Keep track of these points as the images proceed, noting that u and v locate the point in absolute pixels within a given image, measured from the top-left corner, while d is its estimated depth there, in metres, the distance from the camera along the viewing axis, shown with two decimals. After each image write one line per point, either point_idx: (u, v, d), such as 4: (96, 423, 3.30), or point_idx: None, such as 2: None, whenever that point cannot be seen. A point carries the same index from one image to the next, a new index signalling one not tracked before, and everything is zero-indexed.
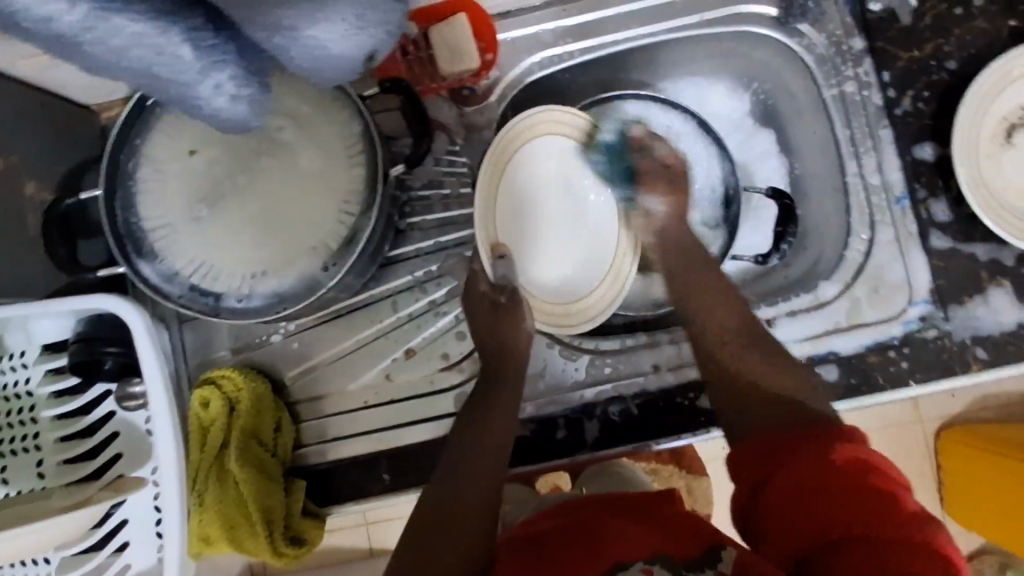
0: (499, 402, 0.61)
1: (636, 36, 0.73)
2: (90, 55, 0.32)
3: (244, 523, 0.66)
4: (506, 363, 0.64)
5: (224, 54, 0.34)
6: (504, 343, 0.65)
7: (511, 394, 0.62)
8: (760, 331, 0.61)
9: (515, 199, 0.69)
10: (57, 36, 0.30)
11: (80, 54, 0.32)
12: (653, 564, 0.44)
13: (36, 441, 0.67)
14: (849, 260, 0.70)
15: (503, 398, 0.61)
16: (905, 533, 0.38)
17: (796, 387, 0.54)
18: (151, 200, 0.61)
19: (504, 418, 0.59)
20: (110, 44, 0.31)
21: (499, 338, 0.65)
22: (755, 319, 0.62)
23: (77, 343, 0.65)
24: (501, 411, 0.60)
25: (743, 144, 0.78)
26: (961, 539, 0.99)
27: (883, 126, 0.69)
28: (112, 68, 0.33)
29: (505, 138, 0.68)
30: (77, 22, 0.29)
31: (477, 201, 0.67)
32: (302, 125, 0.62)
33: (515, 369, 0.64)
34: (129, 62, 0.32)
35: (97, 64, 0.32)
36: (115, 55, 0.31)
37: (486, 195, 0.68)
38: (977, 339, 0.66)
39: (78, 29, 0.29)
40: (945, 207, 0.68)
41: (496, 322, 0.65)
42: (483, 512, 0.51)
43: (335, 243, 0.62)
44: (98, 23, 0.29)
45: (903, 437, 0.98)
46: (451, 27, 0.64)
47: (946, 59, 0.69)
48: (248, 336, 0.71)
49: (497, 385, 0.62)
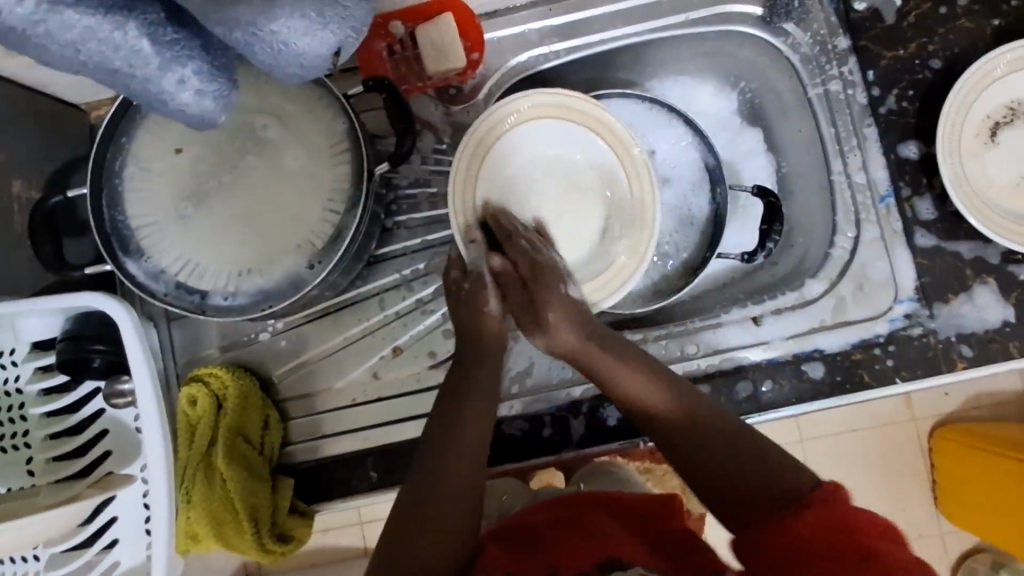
0: (477, 395, 0.59)
1: (622, 35, 0.73)
2: (51, 51, 0.33)
3: (231, 521, 0.66)
4: (479, 349, 0.62)
5: (184, 48, 0.35)
6: (476, 327, 0.62)
7: (487, 380, 0.60)
8: (674, 394, 0.57)
9: (501, 184, 0.65)
10: (12, 30, 0.31)
11: (39, 49, 0.32)
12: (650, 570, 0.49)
13: (26, 438, 0.67)
14: (835, 258, 0.70)
15: (479, 388, 0.60)
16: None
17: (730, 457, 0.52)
18: (136, 198, 0.62)
19: (481, 407, 0.58)
20: (64, 39, 0.32)
21: (468, 323, 0.62)
22: (667, 374, 0.59)
23: (64, 341, 0.66)
24: (478, 401, 0.58)
25: (730, 143, 0.79)
26: (954, 538, 0.99)
27: (868, 124, 0.70)
28: (74, 65, 0.34)
29: (489, 118, 0.64)
30: (29, 15, 0.30)
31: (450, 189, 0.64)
32: (287, 125, 0.63)
33: (491, 349, 0.62)
34: (88, 58, 0.33)
35: (59, 62, 0.33)
36: (72, 50, 0.32)
37: (465, 182, 0.64)
38: (962, 337, 0.66)
39: (31, 21, 0.30)
40: (929, 205, 0.68)
41: (465, 308, 0.63)
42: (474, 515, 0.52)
43: (321, 241, 0.62)
44: (49, 16, 0.31)
45: (895, 436, 0.98)
46: (435, 27, 0.65)
47: (930, 58, 0.69)
48: (236, 334, 0.72)
49: (476, 374, 0.60)
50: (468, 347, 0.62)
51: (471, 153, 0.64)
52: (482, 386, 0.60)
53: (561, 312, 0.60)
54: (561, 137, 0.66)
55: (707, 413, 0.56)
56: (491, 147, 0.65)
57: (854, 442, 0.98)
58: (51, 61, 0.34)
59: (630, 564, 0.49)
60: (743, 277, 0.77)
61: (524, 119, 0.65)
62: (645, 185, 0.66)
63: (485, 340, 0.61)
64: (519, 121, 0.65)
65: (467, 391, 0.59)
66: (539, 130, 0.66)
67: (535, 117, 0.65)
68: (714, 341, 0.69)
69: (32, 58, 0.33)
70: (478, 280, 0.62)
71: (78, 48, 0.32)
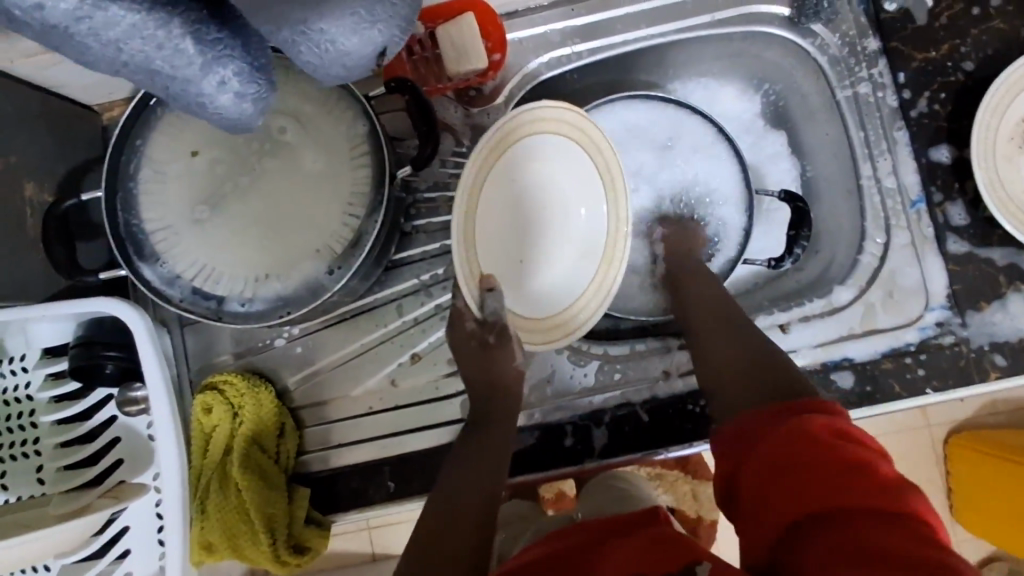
0: (495, 441, 0.59)
1: (645, 36, 0.71)
2: (89, 49, 0.30)
3: (247, 534, 0.64)
4: (497, 393, 0.63)
5: (226, 47, 0.32)
6: (493, 376, 0.63)
7: (508, 405, 0.63)
8: (736, 316, 0.63)
9: (496, 219, 0.64)
10: (50, 27, 0.29)
11: (77, 48, 0.30)
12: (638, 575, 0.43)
13: (36, 446, 0.66)
14: (864, 264, 0.69)
15: (501, 419, 0.61)
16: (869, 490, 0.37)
17: (765, 364, 0.55)
18: (151, 202, 0.60)
19: (503, 427, 0.60)
20: (107, 37, 0.29)
21: (488, 370, 0.64)
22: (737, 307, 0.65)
23: (77, 346, 0.64)
24: (500, 421, 0.61)
25: (754, 146, 0.79)
26: (970, 546, 0.98)
27: (899, 127, 0.68)
28: (112, 67, 0.31)
29: (482, 157, 0.62)
30: (72, 11, 0.28)
31: (456, 243, 0.61)
32: (305, 125, 0.62)
33: (508, 391, 0.63)
34: (128, 60, 0.31)
35: (98, 61, 0.31)
36: (114, 49, 0.30)
37: (466, 233, 0.61)
38: (994, 345, 0.64)
39: (74, 18, 0.28)
40: (961, 210, 0.66)
41: (484, 362, 0.64)
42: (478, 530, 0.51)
43: (339, 246, 0.60)
44: (94, 12, 0.28)
45: (913, 441, 0.98)
46: (457, 26, 0.63)
47: (962, 61, 0.67)
48: (250, 340, 0.70)
49: (491, 420, 0.61)
50: (492, 384, 0.63)
51: (469, 196, 0.61)
52: (503, 425, 0.61)
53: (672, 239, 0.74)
54: (538, 158, 0.65)
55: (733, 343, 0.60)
56: (480, 191, 0.62)
57: None
58: (81, 63, 0.31)
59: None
60: (767, 282, 0.77)
61: (495, 154, 0.63)
62: (618, 179, 0.65)
63: (501, 383, 0.63)
64: (492, 162, 0.63)
65: (485, 438, 0.59)
66: (512, 163, 0.64)
67: (505, 151, 0.63)
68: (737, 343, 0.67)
69: (74, 58, 0.30)
70: (504, 333, 0.63)
71: (121, 47, 0.30)
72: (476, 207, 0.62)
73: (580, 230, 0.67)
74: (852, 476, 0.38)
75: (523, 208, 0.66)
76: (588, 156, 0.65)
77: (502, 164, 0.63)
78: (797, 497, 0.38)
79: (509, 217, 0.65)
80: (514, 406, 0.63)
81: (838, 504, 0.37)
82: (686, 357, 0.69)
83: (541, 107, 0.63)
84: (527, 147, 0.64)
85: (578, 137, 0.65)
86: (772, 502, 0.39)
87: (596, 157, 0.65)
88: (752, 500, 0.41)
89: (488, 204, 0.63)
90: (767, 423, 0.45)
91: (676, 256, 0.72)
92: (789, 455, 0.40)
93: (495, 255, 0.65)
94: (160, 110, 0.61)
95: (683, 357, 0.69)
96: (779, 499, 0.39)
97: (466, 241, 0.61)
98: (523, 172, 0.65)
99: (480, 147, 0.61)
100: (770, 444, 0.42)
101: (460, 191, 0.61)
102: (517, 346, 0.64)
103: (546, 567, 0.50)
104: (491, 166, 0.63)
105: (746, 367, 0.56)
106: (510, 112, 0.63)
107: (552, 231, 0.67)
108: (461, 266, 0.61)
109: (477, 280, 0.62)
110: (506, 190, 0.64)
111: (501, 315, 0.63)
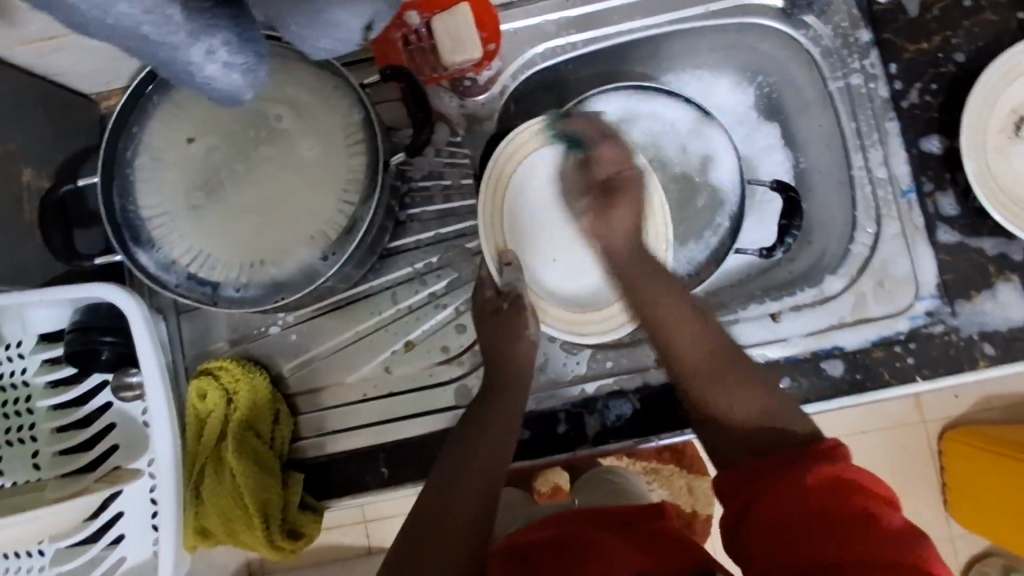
0: (493, 434, 0.57)
1: (640, 27, 0.72)
2: (82, 11, 0.30)
3: (242, 520, 0.65)
4: (507, 366, 0.62)
5: (214, 17, 0.32)
6: (504, 350, 0.63)
7: (519, 379, 0.62)
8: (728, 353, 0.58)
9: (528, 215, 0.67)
10: None
11: (67, 11, 0.30)
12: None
13: (33, 432, 0.66)
14: (855, 254, 0.69)
15: (508, 398, 0.60)
16: (879, 540, 0.39)
17: (754, 411, 0.54)
18: (147, 188, 0.61)
19: (507, 406, 0.60)
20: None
21: (493, 341, 0.63)
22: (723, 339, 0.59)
23: (73, 332, 0.65)
24: (507, 399, 0.60)
25: (747, 138, 0.77)
26: (964, 541, 0.98)
27: (890, 118, 0.69)
28: (103, 31, 0.31)
29: (504, 155, 0.66)
30: None
31: (481, 218, 0.66)
32: (301, 112, 0.62)
33: (519, 371, 0.62)
34: (117, 22, 0.30)
35: (88, 23, 0.30)
36: (102, 12, 0.29)
37: (490, 212, 0.66)
38: (984, 335, 0.64)
39: None
40: (952, 200, 0.67)
41: (494, 329, 0.63)
42: (478, 530, 0.50)
43: (334, 232, 0.61)
44: None
45: (907, 436, 0.98)
46: (452, 18, 0.64)
47: (954, 52, 0.68)
48: (245, 327, 0.71)
49: (490, 408, 0.60)
50: (496, 365, 0.63)
51: (494, 182, 0.66)
52: (505, 419, 0.59)
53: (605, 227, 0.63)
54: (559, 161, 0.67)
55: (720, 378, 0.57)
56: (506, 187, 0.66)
57: (858, 445, 0.98)
58: (71, 24, 0.31)
59: None
60: (760, 273, 0.76)
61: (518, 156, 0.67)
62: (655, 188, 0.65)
63: (513, 364, 0.62)
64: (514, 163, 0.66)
65: (481, 428, 0.57)
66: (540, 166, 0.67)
67: (529, 154, 0.67)
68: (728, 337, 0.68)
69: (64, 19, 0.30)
70: (518, 302, 0.63)
71: (110, 10, 0.30)
72: (502, 197, 0.66)
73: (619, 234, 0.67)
74: (859, 532, 0.39)
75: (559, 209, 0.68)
76: (616, 158, 0.66)
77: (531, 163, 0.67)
78: (807, 550, 0.40)
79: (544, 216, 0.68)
80: (518, 399, 0.61)
81: (846, 558, 0.39)
82: None
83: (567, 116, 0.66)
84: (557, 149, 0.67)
85: (604, 142, 0.66)
86: (783, 549, 0.42)
87: (624, 161, 0.67)
88: (763, 544, 0.43)
89: (519, 200, 0.67)
90: (775, 474, 0.45)
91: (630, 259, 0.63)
92: (800, 507, 0.42)
93: (528, 244, 0.67)
94: (158, 96, 0.61)
95: None
96: (793, 549, 0.41)
97: (490, 219, 0.66)
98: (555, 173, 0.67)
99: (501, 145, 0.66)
100: (780, 493, 0.44)
101: (485, 182, 0.66)
102: (529, 316, 0.63)
103: (545, 550, 0.49)
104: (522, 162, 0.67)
105: (717, 373, 0.57)
106: (536, 117, 0.67)
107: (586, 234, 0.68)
108: (486, 236, 0.66)
109: (498, 251, 0.66)
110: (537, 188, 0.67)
111: (517, 287, 0.64)
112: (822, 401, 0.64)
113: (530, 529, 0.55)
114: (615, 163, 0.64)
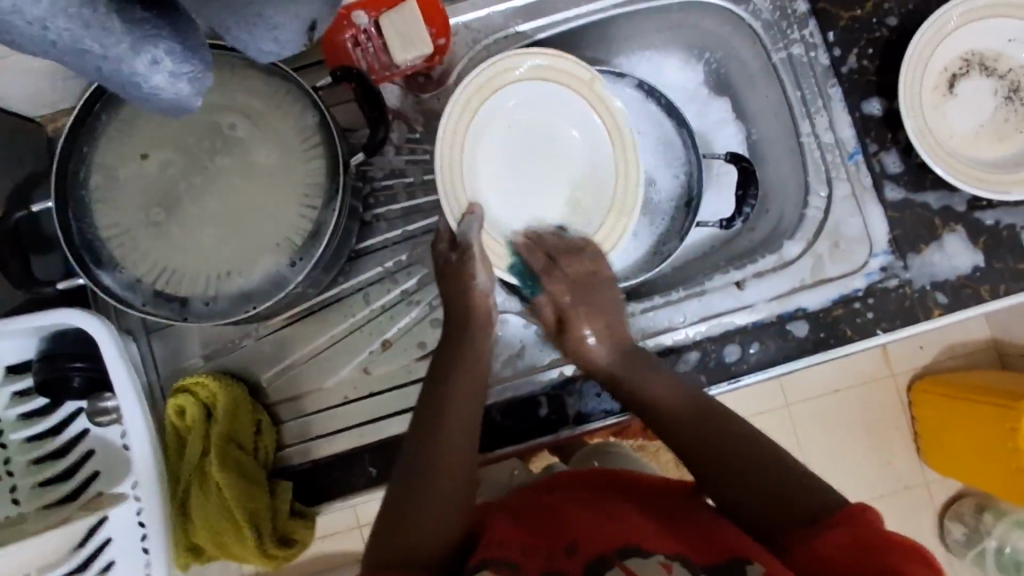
0: (463, 424, 0.56)
1: (587, 12, 0.73)
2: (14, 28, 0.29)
3: (232, 531, 0.65)
4: (467, 326, 0.63)
5: (154, 27, 0.31)
6: (464, 306, 0.64)
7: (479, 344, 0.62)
8: (713, 408, 0.58)
9: (487, 161, 0.66)
10: None
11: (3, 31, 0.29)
12: (673, 560, 0.46)
13: (8, 466, 0.65)
14: (810, 218, 0.72)
15: (471, 361, 0.60)
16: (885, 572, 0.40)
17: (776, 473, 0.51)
18: (104, 208, 0.60)
19: (471, 371, 0.60)
20: (31, 15, 0.28)
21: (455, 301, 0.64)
22: (704, 397, 0.60)
23: (41, 361, 0.64)
24: (470, 363, 0.60)
25: (698, 114, 0.81)
26: (939, 485, 1.03)
27: (832, 84, 0.71)
28: (36, 47, 0.30)
29: (461, 101, 0.63)
30: None
31: (438, 171, 0.62)
32: (255, 121, 0.62)
33: (477, 332, 0.63)
34: (51, 37, 0.29)
35: (20, 40, 0.29)
36: (39, 27, 0.28)
37: (453, 163, 0.63)
38: (936, 285, 0.68)
39: None
40: (896, 158, 0.70)
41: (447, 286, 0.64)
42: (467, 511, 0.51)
43: (299, 237, 0.61)
44: None
45: (875, 391, 1.02)
46: (398, 13, 0.64)
47: (887, 16, 0.71)
48: (218, 340, 0.70)
49: (452, 393, 0.58)
50: (457, 325, 0.63)
51: (456, 128, 0.63)
52: (466, 430, 0.56)
53: (597, 331, 0.64)
54: (523, 103, 0.66)
55: (731, 433, 0.55)
56: (466, 133, 0.64)
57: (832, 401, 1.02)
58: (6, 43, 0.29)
59: (651, 553, 0.47)
60: (723, 244, 0.79)
61: (498, 86, 0.65)
62: (625, 132, 0.67)
63: (471, 326, 0.63)
64: (485, 97, 0.64)
65: (442, 442, 0.54)
66: (502, 107, 0.66)
67: (491, 97, 0.65)
68: (700, 308, 0.69)
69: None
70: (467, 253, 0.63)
71: (46, 25, 0.29)
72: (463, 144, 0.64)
73: (585, 171, 0.68)
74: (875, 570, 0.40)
75: (520, 151, 0.67)
76: (582, 96, 0.66)
77: (491, 104, 0.65)
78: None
79: (506, 157, 0.67)
80: (479, 379, 0.60)
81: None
82: (649, 321, 0.70)
83: (529, 52, 0.64)
84: (519, 89, 0.65)
85: (594, 99, 0.66)
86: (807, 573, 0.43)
87: (606, 119, 0.67)
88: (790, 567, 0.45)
89: (480, 145, 0.65)
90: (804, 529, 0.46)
91: (623, 355, 0.63)
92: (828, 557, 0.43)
93: (493, 189, 0.66)
94: (107, 114, 0.60)
95: (647, 322, 0.70)
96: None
97: (450, 171, 0.63)
98: (516, 112, 0.66)
99: (465, 86, 0.63)
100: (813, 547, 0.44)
101: (441, 131, 0.63)
102: (483, 266, 0.63)
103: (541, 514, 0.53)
104: (480, 104, 0.64)
105: (720, 435, 0.55)
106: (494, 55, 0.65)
107: (548, 177, 0.68)
108: (445, 186, 0.62)
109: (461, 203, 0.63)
110: (498, 131, 0.66)
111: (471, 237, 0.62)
112: (789, 361, 0.67)
113: (546, 492, 0.58)
114: (571, 290, 0.65)
